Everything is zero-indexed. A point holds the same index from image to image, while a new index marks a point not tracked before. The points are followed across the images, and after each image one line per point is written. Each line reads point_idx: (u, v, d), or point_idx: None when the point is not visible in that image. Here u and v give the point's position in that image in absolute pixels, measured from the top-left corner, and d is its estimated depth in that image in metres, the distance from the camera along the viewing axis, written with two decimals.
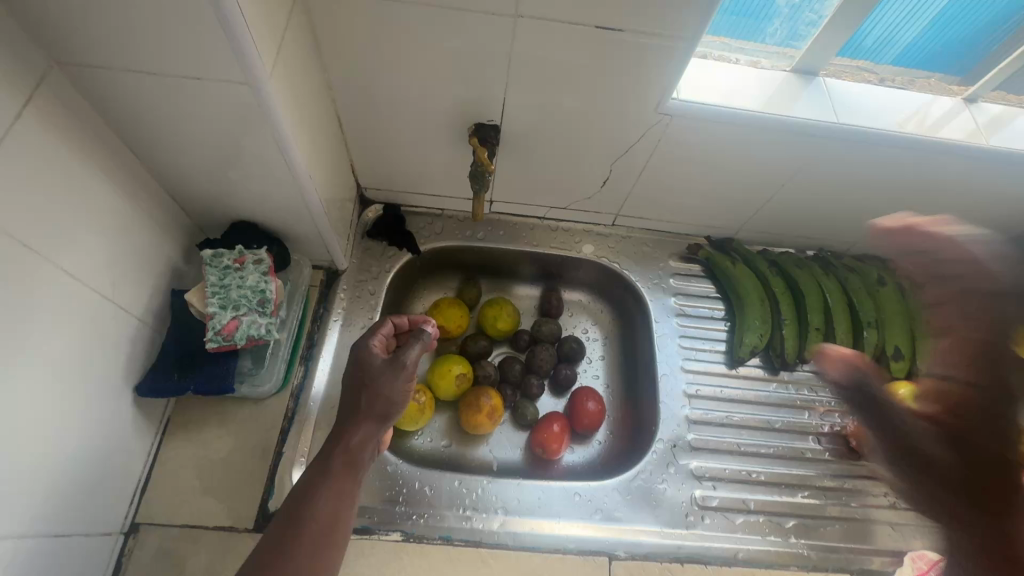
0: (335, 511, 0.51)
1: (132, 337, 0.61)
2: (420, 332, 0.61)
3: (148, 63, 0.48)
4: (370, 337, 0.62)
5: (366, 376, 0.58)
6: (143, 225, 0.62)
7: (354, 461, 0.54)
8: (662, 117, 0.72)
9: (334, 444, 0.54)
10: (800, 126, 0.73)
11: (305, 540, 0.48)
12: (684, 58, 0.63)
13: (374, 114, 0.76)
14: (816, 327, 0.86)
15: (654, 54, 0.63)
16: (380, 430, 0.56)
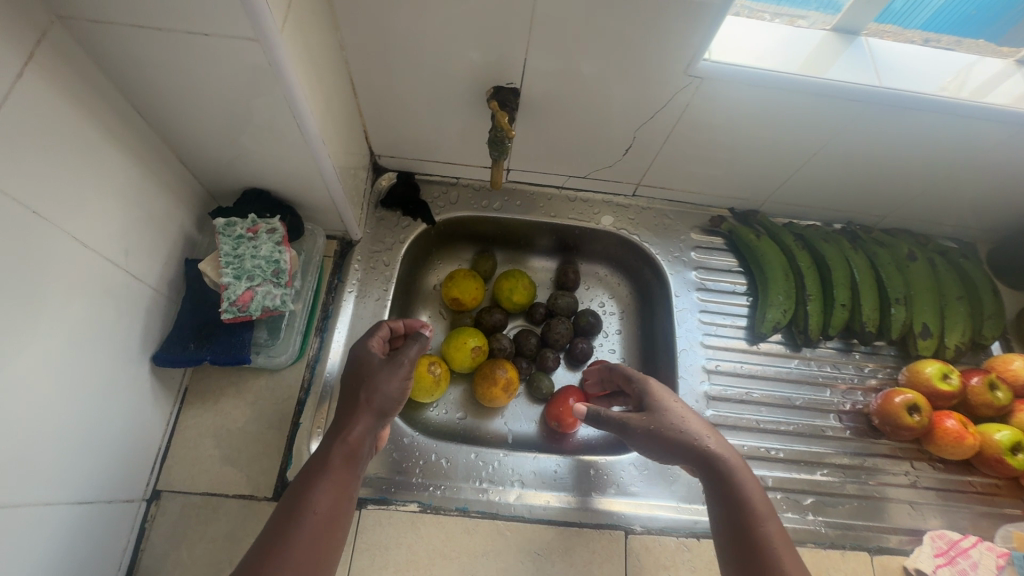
0: (332, 505, 0.50)
1: (147, 307, 0.60)
2: (418, 333, 0.62)
3: (151, 17, 0.45)
4: (369, 336, 0.62)
5: (365, 374, 0.58)
6: (155, 192, 0.60)
7: (354, 456, 0.53)
8: (692, 80, 0.68)
9: (333, 438, 0.53)
10: (838, 91, 0.68)
11: (306, 533, 0.47)
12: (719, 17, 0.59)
13: (388, 76, 0.73)
14: (842, 303, 0.84)
15: (686, 10, 0.59)
16: (378, 425, 0.56)
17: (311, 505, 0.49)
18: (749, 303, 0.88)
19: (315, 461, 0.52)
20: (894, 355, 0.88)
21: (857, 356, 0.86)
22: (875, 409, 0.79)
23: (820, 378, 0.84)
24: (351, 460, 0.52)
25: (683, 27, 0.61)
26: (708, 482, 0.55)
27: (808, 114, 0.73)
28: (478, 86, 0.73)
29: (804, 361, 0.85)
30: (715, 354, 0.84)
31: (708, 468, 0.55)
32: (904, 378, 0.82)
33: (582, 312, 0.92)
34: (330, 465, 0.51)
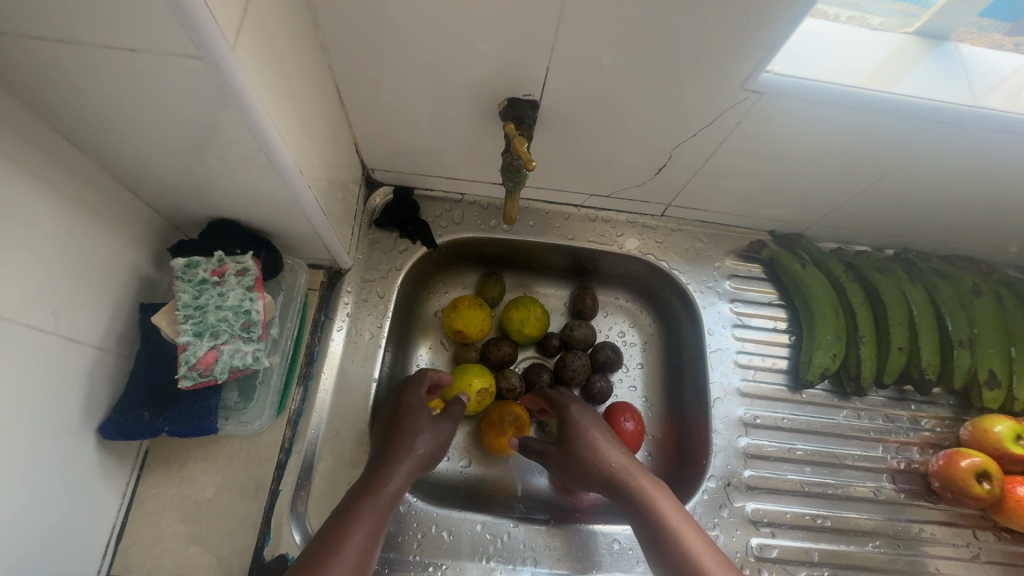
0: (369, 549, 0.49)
1: (91, 370, 0.50)
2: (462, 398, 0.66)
3: (59, 27, 0.34)
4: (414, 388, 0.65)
5: (411, 424, 0.60)
6: (96, 232, 0.50)
7: (394, 502, 0.54)
8: (749, 95, 0.57)
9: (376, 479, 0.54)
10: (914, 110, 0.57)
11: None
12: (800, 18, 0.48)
13: (381, 82, 0.61)
14: (899, 347, 0.73)
15: (742, 15, 0.48)
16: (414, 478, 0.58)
17: (353, 545, 0.48)
18: (791, 343, 0.78)
19: (356, 501, 0.52)
20: (951, 404, 0.78)
21: (912, 406, 0.77)
22: (934, 471, 0.70)
23: (871, 431, 0.74)
24: (392, 505, 0.53)
25: (744, 30, 0.50)
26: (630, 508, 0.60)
27: (877, 133, 0.62)
28: (488, 95, 0.61)
29: (853, 412, 0.75)
30: (752, 405, 0.74)
31: (623, 493, 0.61)
32: (965, 433, 0.73)
33: (599, 345, 0.82)
34: (376, 505, 0.52)
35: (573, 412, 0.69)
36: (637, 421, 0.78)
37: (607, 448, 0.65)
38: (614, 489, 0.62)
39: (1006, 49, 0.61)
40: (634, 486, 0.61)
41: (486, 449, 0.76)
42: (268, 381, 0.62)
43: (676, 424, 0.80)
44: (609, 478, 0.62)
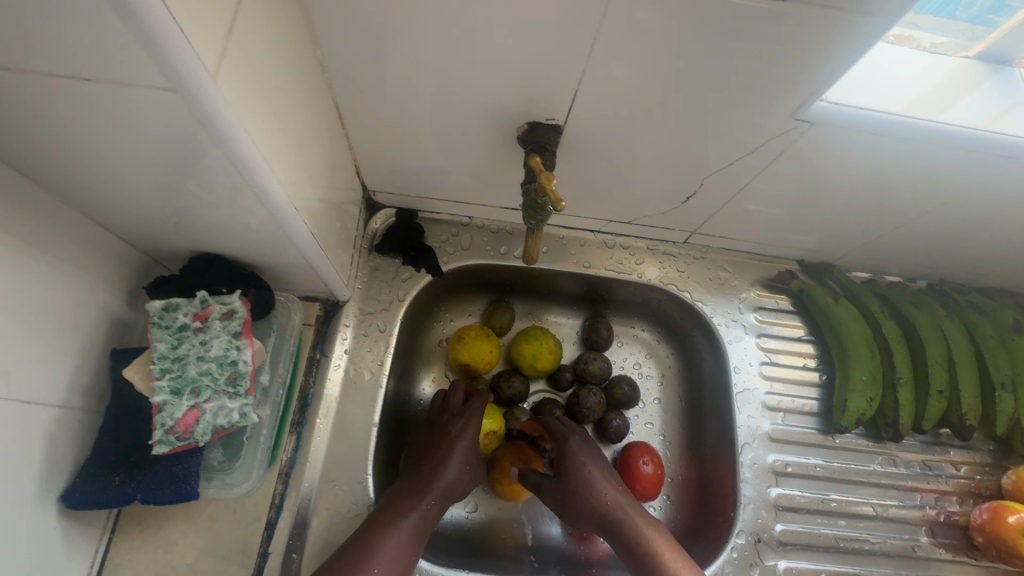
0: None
1: (51, 429, 0.44)
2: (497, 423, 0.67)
3: (4, 52, 0.28)
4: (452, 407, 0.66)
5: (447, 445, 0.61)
6: (61, 274, 0.44)
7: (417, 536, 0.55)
8: (800, 126, 0.53)
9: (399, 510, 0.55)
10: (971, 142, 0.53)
11: None
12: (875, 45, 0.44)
13: (385, 102, 0.56)
14: (939, 390, 0.69)
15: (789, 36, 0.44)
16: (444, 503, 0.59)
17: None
18: (822, 383, 0.73)
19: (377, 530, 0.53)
20: (991, 449, 0.73)
21: (950, 452, 0.72)
22: (977, 525, 0.65)
23: (909, 480, 0.69)
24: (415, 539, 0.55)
25: (795, 52, 0.45)
26: (624, 552, 0.58)
27: (928, 165, 0.57)
28: (504, 116, 0.56)
29: (888, 459, 0.70)
30: (782, 450, 0.69)
31: (620, 536, 0.59)
32: (1007, 482, 0.69)
33: (615, 380, 0.76)
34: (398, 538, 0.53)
35: (571, 443, 0.63)
36: (656, 464, 0.72)
37: (608, 487, 0.61)
38: (608, 530, 0.60)
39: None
40: (631, 531, 0.58)
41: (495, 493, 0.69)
42: (257, 437, 0.55)
43: (699, 466, 0.74)
44: (604, 520, 0.60)
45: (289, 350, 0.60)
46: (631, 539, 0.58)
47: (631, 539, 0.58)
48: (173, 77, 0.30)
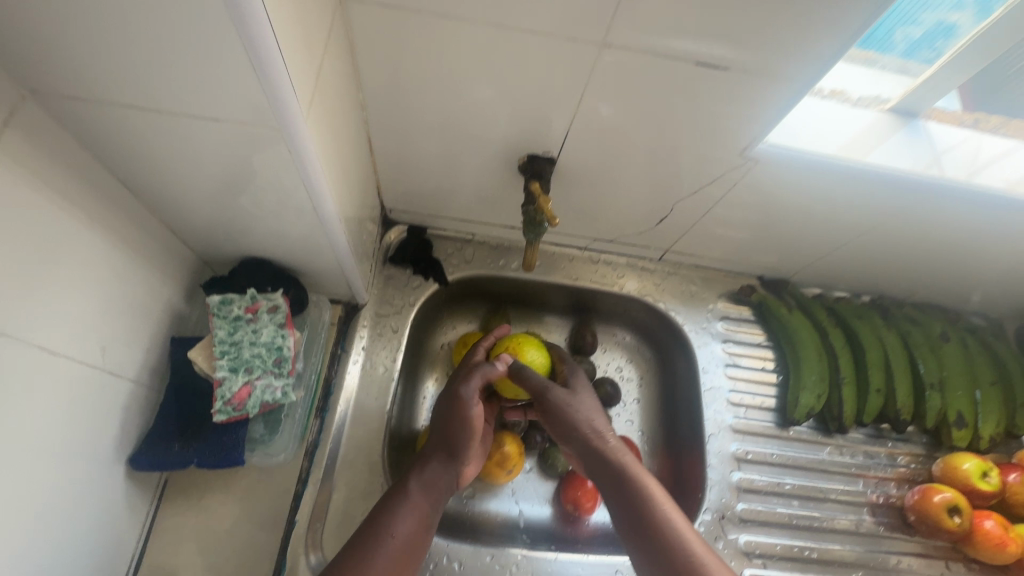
0: (415, 530, 0.53)
1: (125, 400, 0.52)
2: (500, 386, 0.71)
3: (149, 97, 0.38)
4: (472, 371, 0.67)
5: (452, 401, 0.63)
6: (142, 269, 0.53)
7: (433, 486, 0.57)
8: (747, 161, 0.65)
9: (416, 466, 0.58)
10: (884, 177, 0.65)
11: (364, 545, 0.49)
12: (794, 103, 0.56)
13: (409, 134, 0.67)
14: (877, 389, 0.80)
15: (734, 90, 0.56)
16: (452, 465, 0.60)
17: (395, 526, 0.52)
18: (779, 383, 0.84)
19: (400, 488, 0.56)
20: (924, 442, 0.84)
21: (889, 443, 0.82)
22: (910, 505, 0.76)
23: (853, 467, 0.79)
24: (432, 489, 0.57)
25: (743, 102, 0.57)
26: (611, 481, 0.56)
27: (856, 195, 0.69)
28: (508, 148, 0.67)
29: (836, 449, 0.80)
30: (743, 440, 0.79)
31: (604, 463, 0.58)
32: (937, 470, 0.79)
33: (599, 380, 0.85)
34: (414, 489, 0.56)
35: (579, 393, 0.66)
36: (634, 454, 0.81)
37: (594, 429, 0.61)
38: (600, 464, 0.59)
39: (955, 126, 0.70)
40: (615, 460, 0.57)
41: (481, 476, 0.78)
42: (293, 414, 0.64)
43: (676, 461, 0.83)
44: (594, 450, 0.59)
45: (320, 342, 0.70)
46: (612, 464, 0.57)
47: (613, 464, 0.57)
48: (281, 122, 0.40)
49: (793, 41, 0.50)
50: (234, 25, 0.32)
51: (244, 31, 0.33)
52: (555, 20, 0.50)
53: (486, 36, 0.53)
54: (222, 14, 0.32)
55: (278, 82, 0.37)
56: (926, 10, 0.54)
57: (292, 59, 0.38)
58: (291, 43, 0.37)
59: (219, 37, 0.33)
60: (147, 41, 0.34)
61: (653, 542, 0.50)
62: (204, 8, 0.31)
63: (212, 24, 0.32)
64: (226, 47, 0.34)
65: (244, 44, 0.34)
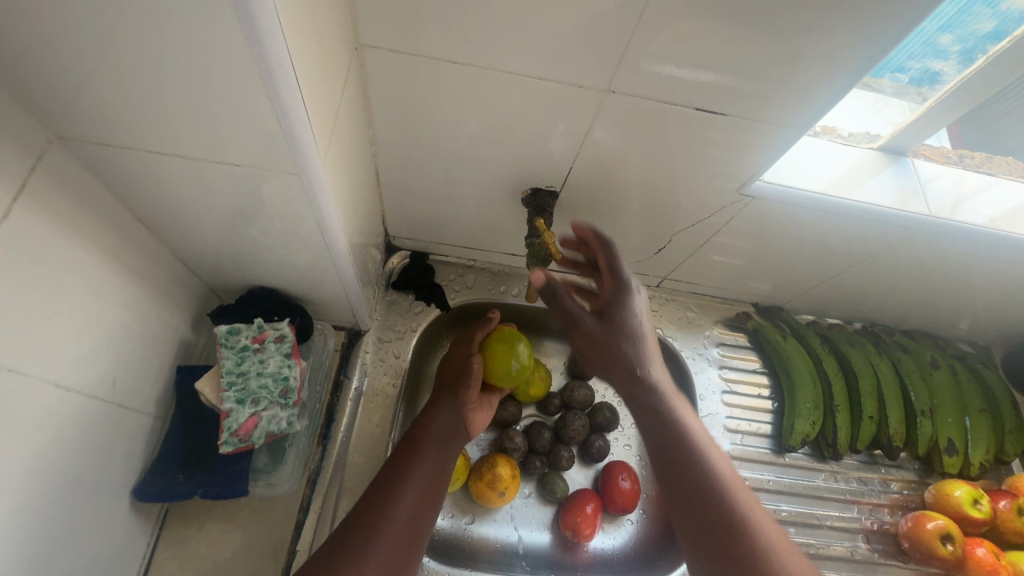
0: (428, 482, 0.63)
1: (131, 431, 0.52)
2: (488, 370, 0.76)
3: (172, 141, 0.40)
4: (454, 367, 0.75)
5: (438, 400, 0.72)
6: (153, 301, 0.53)
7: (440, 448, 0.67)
8: (744, 198, 0.68)
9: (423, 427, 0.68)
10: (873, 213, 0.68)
11: (369, 523, 0.56)
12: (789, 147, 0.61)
13: (415, 166, 0.68)
14: (869, 416, 0.81)
15: (729, 129, 0.59)
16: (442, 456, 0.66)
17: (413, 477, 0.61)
18: (774, 410, 0.85)
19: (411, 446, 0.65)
20: (916, 467, 0.85)
21: (882, 469, 0.84)
22: (903, 532, 0.77)
23: (848, 493, 0.81)
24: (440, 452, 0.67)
25: (737, 141, 0.60)
26: (670, 466, 0.53)
27: (849, 228, 0.71)
28: (512, 180, 0.69)
29: (831, 475, 0.82)
30: (741, 468, 0.79)
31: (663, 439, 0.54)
32: (929, 497, 0.80)
33: (596, 406, 0.87)
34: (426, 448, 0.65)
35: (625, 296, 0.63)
36: (633, 480, 0.82)
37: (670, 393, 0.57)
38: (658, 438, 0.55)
39: (941, 163, 0.74)
40: (677, 438, 0.54)
41: (474, 497, 0.79)
42: (296, 443, 0.65)
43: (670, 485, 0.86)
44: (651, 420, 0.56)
45: (324, 370, 0.71)
46: (668, 444, 0.54)
47: (667, 446, 0.54)
48: (299, 166, 0.42)
49: (783, 86, 0.54)
50: (263, 82, 0.34)
51: (273, 88, 0.34)
52: (562, 62, 0.53)
53: (494, 76, 0.55)
54: (253, 73, 0.33)
55: (301, 135, 0.39)
56: (913, 58, 0.57)
57: (313, 108, 0.40)
58: (313, 98, 0.39)
59: (247, 92, 0.35)
60: (174, 92, 0.35)
61: (721, 543, 0.46)
62: (234, 66, 0.33)
63: (240, 80, 0.34)
64: (252, 100, 0.35)
65: (271, 99, 0.35)
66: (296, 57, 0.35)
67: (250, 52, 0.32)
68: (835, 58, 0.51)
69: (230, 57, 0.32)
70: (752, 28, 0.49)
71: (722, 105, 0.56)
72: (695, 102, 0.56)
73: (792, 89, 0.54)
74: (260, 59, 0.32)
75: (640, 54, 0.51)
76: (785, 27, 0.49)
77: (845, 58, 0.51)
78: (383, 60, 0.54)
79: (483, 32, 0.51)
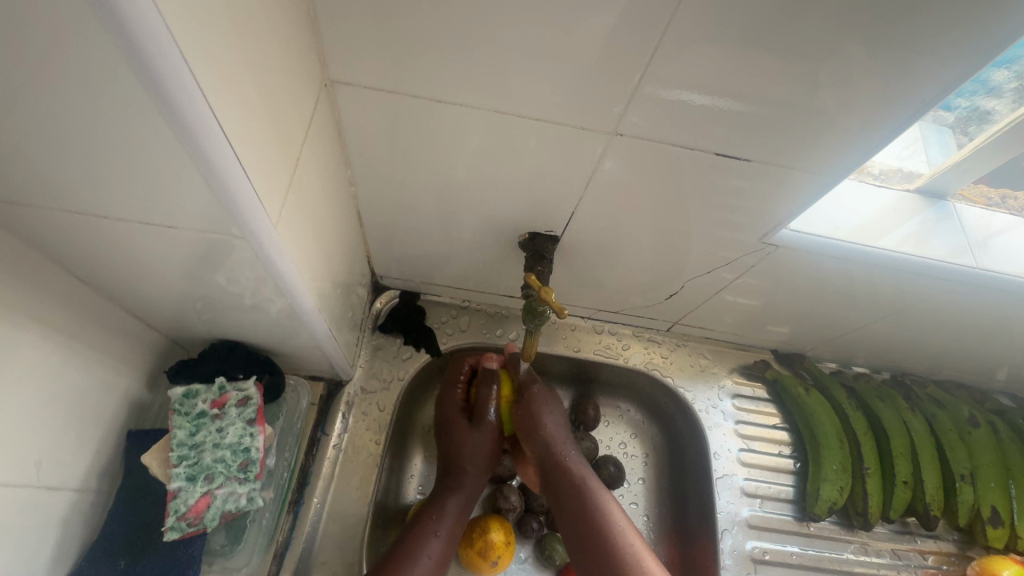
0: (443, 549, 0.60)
1: (67, 511, 0.46)
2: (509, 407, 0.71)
3: (100, 199, 0.34)
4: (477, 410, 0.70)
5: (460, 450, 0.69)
6: (97, 363, 0.48)
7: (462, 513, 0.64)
8: (767, 247, 0.62)
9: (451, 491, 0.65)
10: (909, 264, 0.61)
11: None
12: (824, 192, 0.54)
13: (401, 206, 0.63)
14: (904, 481, 0.73)
15: (748, 172, 0.53)
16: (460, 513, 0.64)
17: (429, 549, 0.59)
18: (796, 470, 0.78)
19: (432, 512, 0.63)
20: (955, 538, 0.79)
21: (918, 540, 0.78)
22: None
23: (882, 569, 0.74)
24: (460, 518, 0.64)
25: (755, 187, 0.54)
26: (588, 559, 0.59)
27: (881, 280, 0.65)
28: (507, 222, 0.63)
29: (861, 546, 0.76)
30: (760, 538, 0.73)
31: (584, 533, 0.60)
32: (971, 573, 0.75)
33: (601, 460, 0.77)
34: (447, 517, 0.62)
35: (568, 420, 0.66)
36: None
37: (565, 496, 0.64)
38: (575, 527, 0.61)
39: (981, 206, 0.67)
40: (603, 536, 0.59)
41: (463, 564, 0.70)
42: (259, 519, 0.58)
43: (682, 548, 0.77)
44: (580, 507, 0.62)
45: (295, 432, 0.64)
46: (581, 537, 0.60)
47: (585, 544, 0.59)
48: (236, 220, 0.36)
49: (806, 127, 0.48)
50: (169, 126, 0.29)
51: (183, 131, 0.29)
52: (556, 99, 0.48)
53: (482, 113, 0.50)
54: (164, 125, 0.29)
55: (237, 188, 0.34)
56: (963, 96, 0.49)
57: (250, 157, 0.35)
58: (251, 146, 0.34)
59: (155, 135, 0.29)
60: (85, 141, 0.30)
61: None
62: (141, 114, 0.28)
63: (147, 123, 0.28)
64: (163, 145, 0.30)
65: (184, 144, 0.30)
66: (214, 97, 0.30)
67: (149, 95, 0.27)
68: (859, 98, 0.45)
69: (136, 104, 0.27)
70: (771, 65, 0.43)
71: (738, 148, 0.50)
72: (708, 144, 0.50)
73: (811, 133, 0.48)
74: (168, 109, 0.28)
75: (642, 93, 0.46)
76: (806, 62, 0.43)
77: (883, 100, 0.45)
78: (358, 97, 0.49)
79: (466, 67, 0.45)
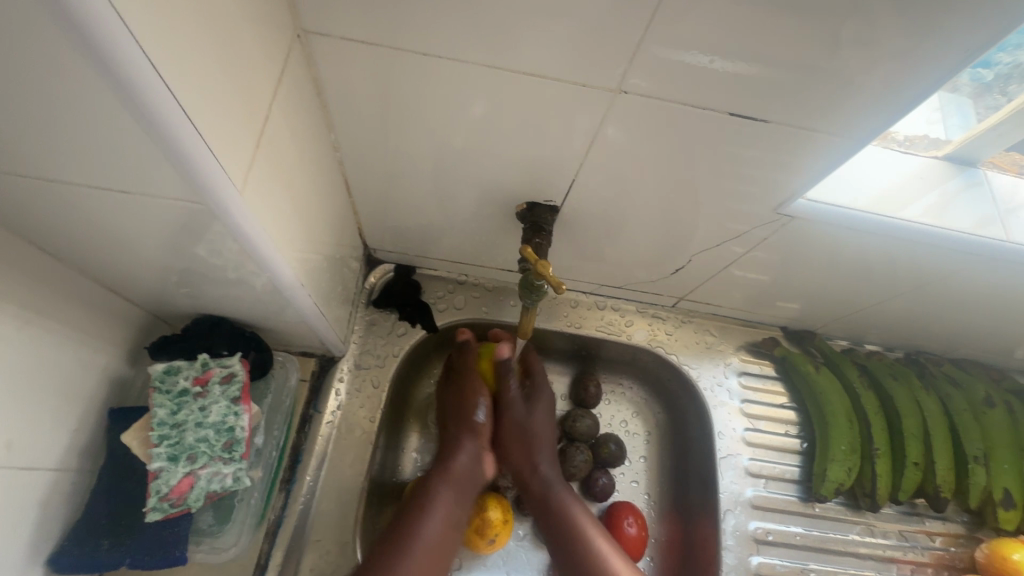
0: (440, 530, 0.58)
1: (45, 493, 0.44)
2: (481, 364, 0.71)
3: (49, 166, 0.31)
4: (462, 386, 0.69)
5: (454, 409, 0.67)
6: (71, 342, 0.45)
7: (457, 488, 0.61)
8: (781, 218, 0.58)
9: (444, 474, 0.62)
10: (933, 239, 0.58)
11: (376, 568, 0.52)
12: (848, 159, 0.50)
13: (393, 174, 0.59)
14: (915, 462, 0.71)
15: (764, 138, 0.49)
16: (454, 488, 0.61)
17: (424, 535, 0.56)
18: (802, 450, 0.76)
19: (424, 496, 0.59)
20: (964, 520, 0.77)
21: (926, 522, 0.76)
22: None
23: (887, 551, 0.73)
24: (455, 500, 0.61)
25: (770, 154, 0.50)
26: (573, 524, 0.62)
27: (902, 255, 0.61)
28: (504, 192, 0.60)
29: (867, 527, 0.74)
30: (763, 518, 0.71)
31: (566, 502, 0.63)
32: (980, 555, 0.73)
33: (602, 438, 0.75)
34: (442, 503, 0.59)
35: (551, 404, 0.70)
36: (640, 526, 0.71)
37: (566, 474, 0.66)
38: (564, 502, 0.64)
39: (1012, 174, 0.62)
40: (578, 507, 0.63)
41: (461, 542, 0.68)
42: (248, 498, 0.57)
43: (682, 527, 0.76)
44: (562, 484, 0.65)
45: (284, 410, 0.62)
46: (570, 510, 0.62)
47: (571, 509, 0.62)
48: (194, 182, 0.32)
49: (830, 87, 0.43)
50: (104, 80, 0.25)
51: (116, 82, 0.25)
52: (552, 56, 0.43)
53: (474, 71, 0.46)
54: (108, 95, 0.26)
55: (199, 160, 0.31)
56: (1005, 51, 0.44)
57: (211, 125, 0.31)
58: (210, 113, 0.31)
59: (85, 87, 0.25)
60: (11, 98, 0.26)
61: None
62: (77, 77, 0.25)
63: (85, 89, 0.25)
64: (97, 98, 0.26)
65: (125, 103, 0.26)
66: (163, 61, 0.27)
67: (87, 61, 0.24)
68: (885, 59, 0.41)
69: (69, 67, 0.24)
70: (795, 20, 0.38)
71: (755, 109, 0.46)
72: (722, 107, 0.46)
73: (834, 95, 0.44)
74: (108, 77, 0.25)
75: (651, 50, 0.42)
76: (827, 19, 0.38)
77: (916, 57, 0.40)
78: (340, 54, 0.45)
79: (455, 20, 0.41)
